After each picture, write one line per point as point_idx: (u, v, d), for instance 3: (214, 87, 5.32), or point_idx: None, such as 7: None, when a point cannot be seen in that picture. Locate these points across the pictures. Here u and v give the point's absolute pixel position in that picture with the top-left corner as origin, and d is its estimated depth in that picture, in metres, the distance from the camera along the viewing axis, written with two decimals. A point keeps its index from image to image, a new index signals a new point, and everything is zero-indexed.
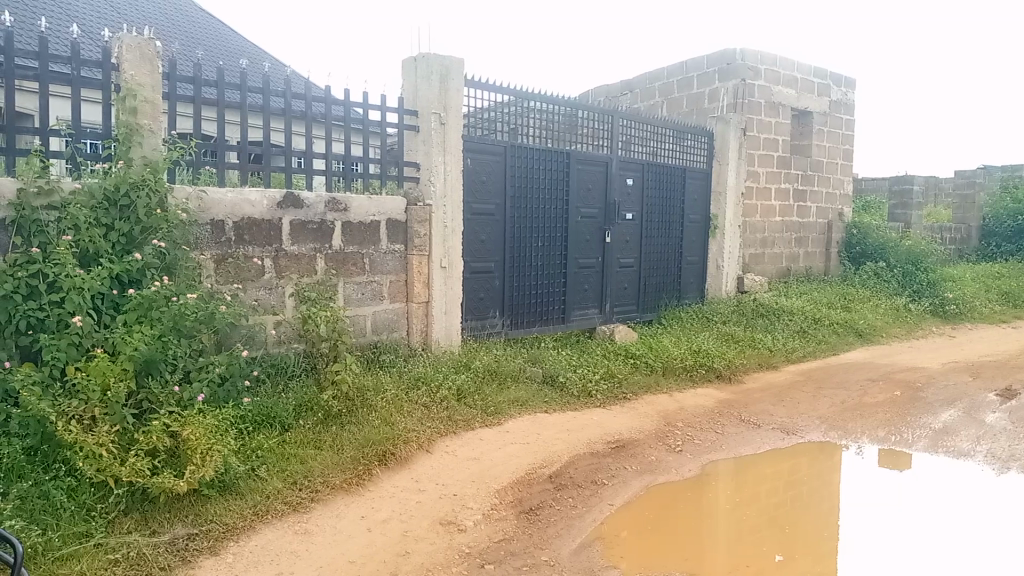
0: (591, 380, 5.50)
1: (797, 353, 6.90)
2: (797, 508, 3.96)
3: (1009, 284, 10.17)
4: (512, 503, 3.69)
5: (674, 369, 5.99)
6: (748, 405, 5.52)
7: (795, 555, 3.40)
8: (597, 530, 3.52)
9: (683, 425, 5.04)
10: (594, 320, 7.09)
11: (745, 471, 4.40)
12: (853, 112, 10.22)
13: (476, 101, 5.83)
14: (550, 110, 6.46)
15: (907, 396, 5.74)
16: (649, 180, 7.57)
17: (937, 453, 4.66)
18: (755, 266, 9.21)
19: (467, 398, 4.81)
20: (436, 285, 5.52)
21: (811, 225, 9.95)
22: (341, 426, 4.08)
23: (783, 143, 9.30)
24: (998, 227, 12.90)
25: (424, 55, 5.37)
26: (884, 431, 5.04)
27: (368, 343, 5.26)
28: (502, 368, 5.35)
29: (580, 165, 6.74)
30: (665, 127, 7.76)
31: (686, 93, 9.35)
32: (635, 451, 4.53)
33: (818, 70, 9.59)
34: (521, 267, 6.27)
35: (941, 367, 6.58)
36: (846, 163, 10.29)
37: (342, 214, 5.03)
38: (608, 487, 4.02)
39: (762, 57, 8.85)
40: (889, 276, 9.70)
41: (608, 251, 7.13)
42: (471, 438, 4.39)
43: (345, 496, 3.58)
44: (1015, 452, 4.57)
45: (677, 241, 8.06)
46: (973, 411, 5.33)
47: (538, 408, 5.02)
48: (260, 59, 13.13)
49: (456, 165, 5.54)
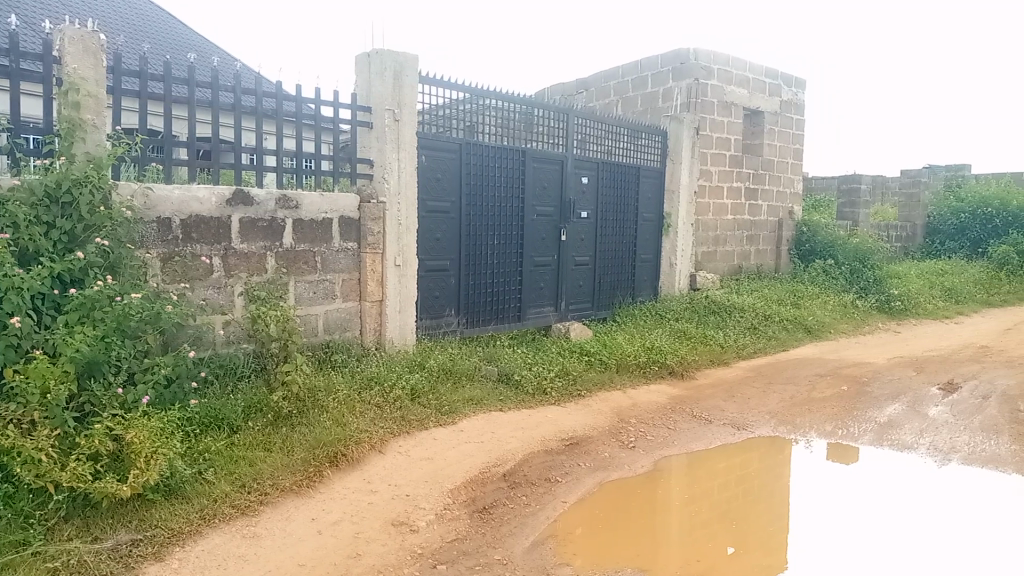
0: (546, 378, 5.50)
1: (748, 349, 7.01)
2: (748, 503, 4.02)
3: (952, 281, 10.46)
4: (466, 502, 3.67)
5: (627, 366, 6.03)
6: (699, 401, 5.58)
7: (747, 548, 3.46)
8: (550, 528, 3.53)
9: (636, 421, 5.08)
10: (550, 318, 7.10)
11: (697, 466, 4.45)
12: (802, 112, 10.40)
13: (431, 98, 5.79)
14: (505, 108, 6.45)
15: (854, 390, 5.87)
16: (604, 179, 7.62)
17: (882, 446, 4.77)
18: (707, 263, 9.33)
19: (421, 398, 4.78)
20: (390, 284, 5.47)
21: (762, 223, 10.11)
22: (291, 427, 4.02)
23: (735, 142, 9.43)
24: (942, 225, 13.28)
25: (378, 51, 5.31)
26: (831, 426, 5.15)
27: (319, 344, 5.19)
28: (457, 367, 5.32)
29: (535, 163, 6.75)
30: (620, 126, 7.81)
31: (640, 92, 9.42)
32: (589, 448, 4.55)
33: (769, 71, 9.74)
34: (476, 265, 6.25)
35: (887, 362, 6.74)
36: (796, 162, 10.47)
37: (292, 211, 4.96)
38: (561, 484, 4.03)
39: (715, 57, 8.96)
40: (838, 273, 9.91)
41: (564, 249, 7.15)
42: (424, 438, 4.36)
43: (295, 498, 3.53)
44: (956, 445, 4.70)
45: (632, 239, 8.11)
46: (917, 405, 5.47)
47: (492, 406, 5.02)
48: (209, 54, 12.87)
49: (410, 162, 5.50)
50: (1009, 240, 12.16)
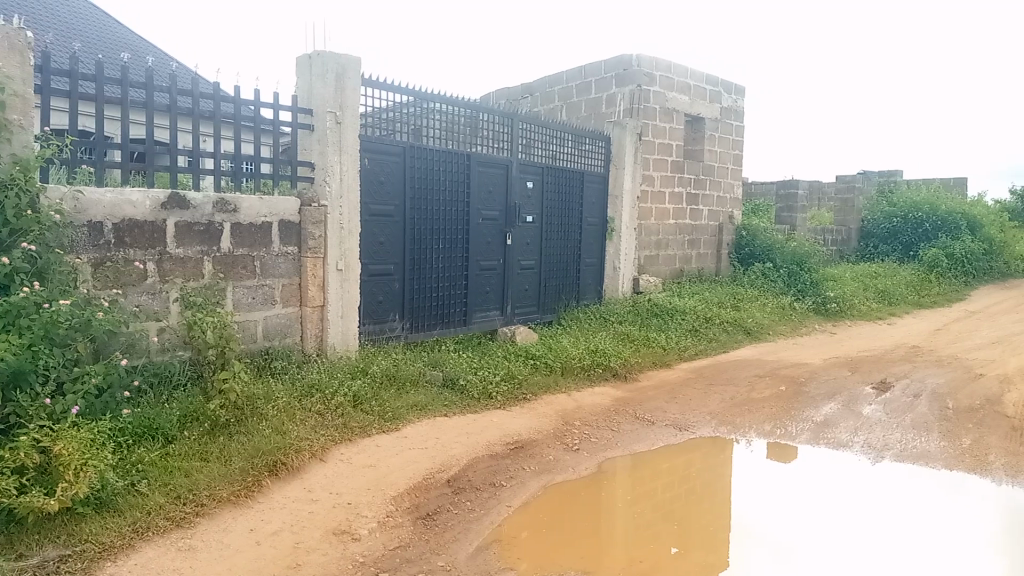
0: (491, 382, 5.48)
1: (689, 351, 7.12)
2: (691, 503, 4.08)
3: (884, 283, 10.80)
4: (409, 509, 3.64)
5: (572, 369, 6.06)
6: (642, 403, 5.64)
7: (690, 547, 3.52)
8: (495, 533, 3.52)
9: (580, 423, 5.11)
10: (495, 322, 7.08)
11: (641, 468, 4.49)
12: (741, 118, 10.62)
13: (375, 101, 5.74)
14: (449, 111, 6.43)
15: (791, 390, 6.01)
16: (549, 183, 7.64)
17: (819, 445, 4.89)
18: (650, 267, 9.46)
19: (363, 404, 4.71)
20: (331, 288, 5.39)
21: (703, 227, 10.27)
22: (228, 436, 3.93)
23: (677, 148, 9.58)
24: (876, 229, 13.70)
25: (319, 53, 5.23)
26: (770, 425, 5.26)
27: (258, 350, 5.09)
28: (400, 372, 5.27)
29: (480, 167, 6.74)
30: (564, 131, 7.86)
31: (584, 98, 9.50)
32: (533, 451, 4.55)
33: (709, 78, 9.92)
34: (420, 270, 6.21)
35: (823, 362, 6.92)
36: (735, 167, 10.69)
37: (230, 215, 4.86)
38: (506, 488, 4.02)
39: (657, 64, 9.09)
40: (776, 276, 10.14)
41: (509, 253, 7.15)
42: (367, 445, 4.31)
43: (233, 509, 3.45)
44: (888, 443, 4.85)
45: (576, 242, 8.15)
46: (851, 404, 5.63)
47: (437, 412, 4.98)
48: (144, 53, 12.57)
49: (353, 165, 5.43)
50: (937, 243, 12.60)
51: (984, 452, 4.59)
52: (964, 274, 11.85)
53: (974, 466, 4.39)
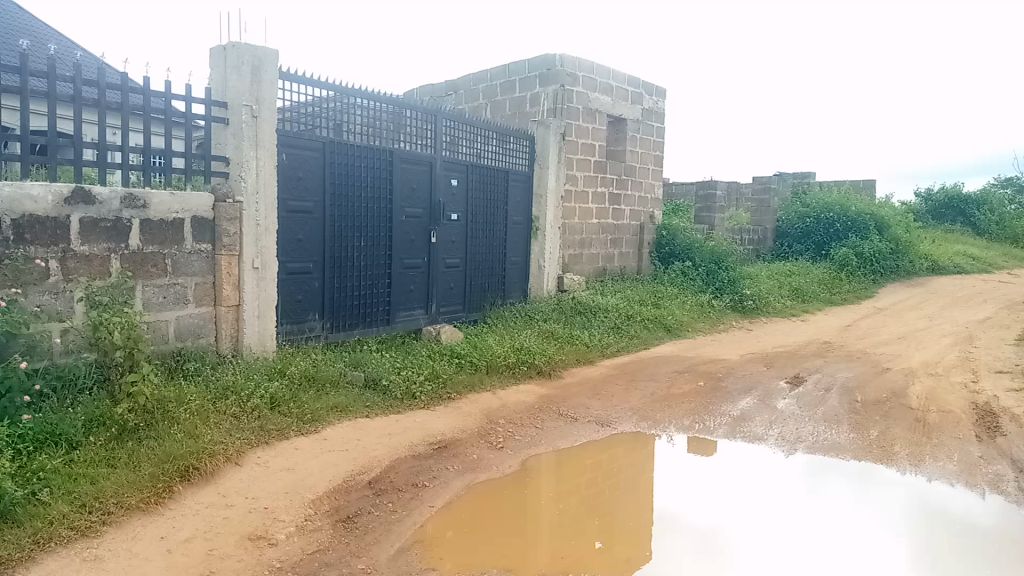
0: (414, 382, 5.43)
1: (612, 348, 7.22)
2: (614, 498, 4.12)
3: (798, 281, 11.17)
4: (328, 512, 3.56)
5: (497, 367, 6.05)
6: (566, 400, 5.68)
7: (614, 542, 3.56)
8: (417, 533, 3.48)
9: (504, 421, 5.11)
10: (419, 321, 7.02)
11: (565, 464, 4.52)
12: (662, 120, 10.82)
13: (294, 95, 5.60)
14: (372, 107, 6.34)
15: (710, 386, 6.16)
16: (473, 181, 7.62)
17: (736, 438, 5.01)
18: (574, 266, 9.54)
19: (281, 406, 4.60)
20: (248, 287, 5.24)
21: (625, 227, 10.42)
22: (138, 441, 3.78)
23: (600, 148, 9.69)
24: (790, 229, 14.17)
25: (234, 44, 5.08)
26: (689, 420, 5.37)
27: (169, 352, 4.90)
28: (320, 374, 5.16)
29: (403, 164, 6.66)
30: (488, 130, 7.85)
31: (508, 96, 9.52)
32: (457, 450, 4.52)
33: (631, 80, 10.07)
34: (342, 268, 6.10)
35: (740, 358, 7.12)
36: (656, 168, 10.89)
37: (140, 211, 4.67)
38: (428, 489, 3.98)
39: (580, 64, 9.17)
40: (695, 274, 10.38)
41: (433, 252, 7.10)
42: (285, 449, 4.20)
43: (142, 517, 3.31)
44: (800, 435, 5.02)
45: (501, 241, 8.15)
46: (766, 398, 5.80)
47: (358, 413, 4.90)
48: (46, 41, 11.98)
49: (270, 160, 5.29)
50: (847, 242, 13.12)
51: (889, 442, 4.80)
52: (872, 272, 12.38)
53: (880, 456, 4.58)
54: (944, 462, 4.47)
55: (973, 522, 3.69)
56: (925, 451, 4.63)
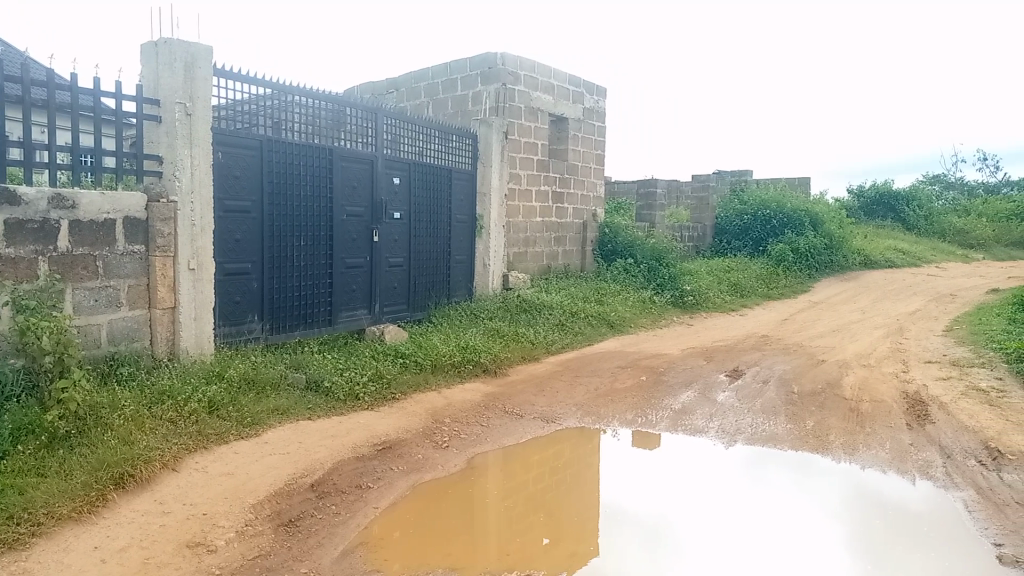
0: (358, 382, 5.37)
1: (556, 345, 7.26)
2: (561, 493, 4.16)
3: (736, 277, 11.41)
4: (270, 517, 3.50)
5: (442, 366, 6.03)
6: (511, 397, 5.70)
7: (561, 537, 3.59)
8: (361, 535, 3.45)
9: (450, 420, 5.10)
10: (362, 321, 6.95)
11: (511, 461, 4.53)
12: (603, 119, 10.93)
13: (230, 92, 5.49)
14: (311, 105, 6.26)
15: (652, 380, 6.25)
16: (416, 179, 7.58)
17: (678, 431, 5.10)
18: (518, 264, 9.57)
19: (220, 410, 4.51)
20: (183, 289, 5.12)
21: (568, 225, 10.49)
22: (69, 449, 3.67)
23: (542, 147, 9.74)
24: (728, 226, 14.45)
25: (166, 41, 4.96)
26: (632, 414, 5.44)
27: (102, 356, 4.76)
28: (260, 376, 5.07)
29: (343, 163, 6.59)
30: (430, 128, 7.81)
31: (450, 95, 9.50)
32: (402, 451, 4.50)
33: (572, 79, 10.14)
34: (281, 268, 6.00)
35: (681, 353, 7.24)
36: (598, 167, 10.99)
37: (68, 211, 4.53)
38: (373, 490, 3.95)
39: (521, 63, 9.20)
40: (637, 271, 10.50)
41: (376, 251, 7.03)
42: (225, 453, 4.12)
43: (74, 527, 3.21)
44: (740, 427, 5.13)
45: (445, 240, 8.11)
46: (707, 391, 5.91)
47: (300, 415, 4.83)
48: None
49: (205, 158, 5.18)
50: (784, 239, 13.45)
51: (825, 432, 4.94)
52: (807, 267, 12.72)
53: (816, 446, 4.71)
54: (876, 449, 4.62)
55: (904, 507, 3.83)
56: (858, 440, 4.78)
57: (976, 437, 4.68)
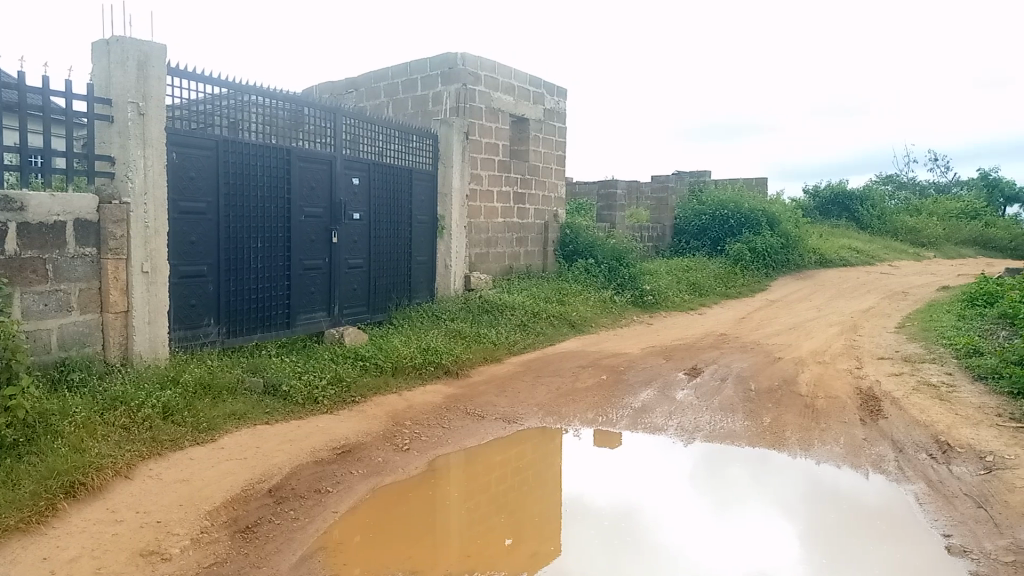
0: (316, 386, 5.32)
1: (518, 346, 7.28)
2: (524, 493, 4.17)
3: (695, 276, 11.54)
4: (226, 523, 3.45)
5: (403, 368, 6.00)
6: (472, 398, 5.69)
7: (524, 537, 3.61)
8: (320, 540, 3.42)
9: (410, 423, 5.07)
10: (321, 324, 6.88)
11: (473, 463, 4.53)
12: (563, 120, 10.97)
13: (185, 92, 5.40)
14: (269, 105, 6.19)
15: (612, 379, 6.29)
16: (376, 180, 7.53)
17: (638, 430, 5.14)
18: (480, 264, 9.56)
19: (175, 416, 4.43)
20: (137, 292, 5.02)
21: (530, 225, 10.51)
22: (17, 458, 3.58)
23: (503, 148, 9.75)
24: (687, 226, 14.61)
25: (118, 39, 4.86)
26: (593, 413, 5.48)
27: (52, 362, 4.64)
28: (217, 381, 4.99)
29: (301, 163, 6.52)
30: (390, 128, 7.77)
31: (410, 95, 9.46)
32: (361, 454, 4.47)
33: (533, 80, 10.17)
34: (238, 271, 5.92)
35: (641, 352, 7.30)
36: (559, 167, 11.03)
37: (16, 214, 4.41)
38: (331, 494, 3.91)
39: (482, 64, 9.20)
40: (598, 271, 10.57)
41: (335, 252, 6.97)
42: (180, 459, 4.06)
43: (22, 537, 3.14)
44: (698, 424, 5.19)
45: (406, 241, 8.07)
46: (666, 390, 5.98)
47: (257, 420, 4.77)
48: None
49: (158, 159, 5.08)
50: (741, 238, 13.64)
51: (781, 428, 5.02)
52: (764, 267, 12.92)
53: (773, 442, 4.79)
54: (830, 445, 4.71)
55: (858, 500, 3.92)
56: (814, 436, 4.87)
57: (926, 431, 4.80)
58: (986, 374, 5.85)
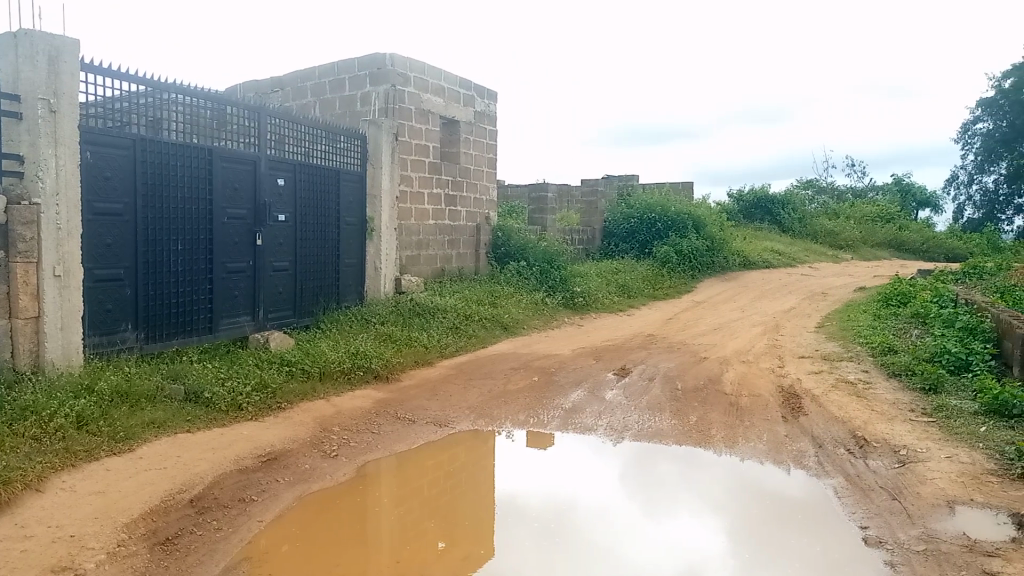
0: (241, 393, 5.19)
1: (450, 349, 7.25)
2: (455, 496, 4.16)
3: (625, 278, 11.71)
4: (145, 536, 3.33)
5: (331, 373, 5.91)
6: (403, 402, 5.64)
7: (456, 540, 3.60)
8: (245, 550, 3.34)
9: (339, 429, 5.00)
10: (245, 328, 6.71)
11: (404, 467, 4.49)
12: (494, 123, 11.00)
13: (100, 89, 5.21)
14: (190, 103, 6.01)
15: (543, 381, 6.32)
16: (302, 181, 7.40)
17: (569, 430, 5.18)
18: (410, 267, 9.49)
19: (90, 425, 4.26)
20: (48, 297, 4.81)
21: (461, 228, 10.48)
22: None
23: (433, 150, 9.71)
24: (617, 228, 14.82)
25: (28, 32, 4.65)
26: (524, 415, 5.50)
27: None
28: (135, 388, 4.82)
29: (224, 163, 6.36)
30: (317, 129, 7.64)
31: (338, 95, 9.33)
32: (288, 461, 4.38)
33: (463, 82, 10.16)
34: (157, 274, 5.73)
35: (572, 353, 7.37)
36: (490, 170, 11.04)
37: None
38: (256, 503, 3.82)
39: (411, 65, 9.14)
40: (530, 274, 10.62)
41: (259, 254, 6.82)
42: (95, 470, 3.90)
43: None
44: (627, 424, 5.27)
45: (334, 243, 7.95)
46: (597, 390, 6.04)
47: (178, 428, 4.62)
48: None
49: (71, 158, 4.89)
50: (669, 241, 13.91)
51: (707, 426, 5.13)
52: (691, 269, 13.21)
53: (699, 440, 4.89)
54: (754, 442, 4.84)
55: (780, 495, 4.04)
56: (738, 433, 5.00)
57: (844, 427, 4.98)
58: (900, 370, 6.14)
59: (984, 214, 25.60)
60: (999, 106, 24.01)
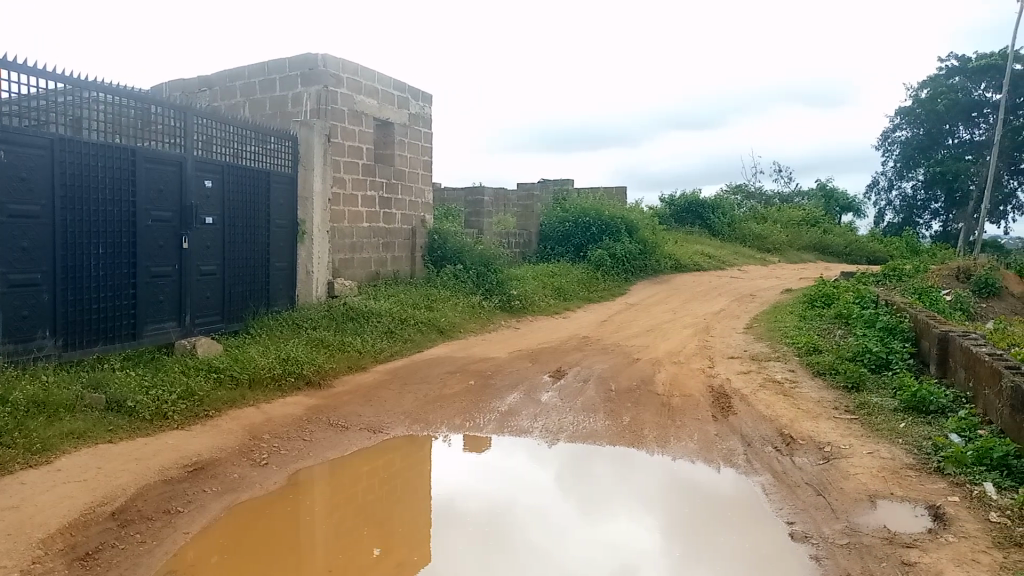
0: (166, 401, 5.04)
1: (384, 353, 7.18)
2: (390, 502, 4.13)
3: (560, 281, 11.81)
4: (63, 551, 3.20)
5: (261, 380, 5.79)
6: (336, 409, 5.56)
7: (392, 547, 3.57)
8: (171, 562, 3.24)
9: (269, 436, 4.89)
10: (171, 334, 6.51)
11: (337, 474, 4.42)
12: (428, 125, 10.95)
13: (17, 86, 5.00)
14: (113, 102, 5.82)
15: (479, 384, 6.32)
16: (231, 182, 7.23)
17: (504, 433, 5.19)
18: (344, 270, 9.36)
19: (3, 437, 4.08)
20: None
21: (397, 231, 10.39)
22: None
23: (367, 151, 9.61)
24: (552, 231, 14.95)
25: None
26: (459, 419, 5.48)
27: None
28: (53, 398, 4.63)
29: (148, 164, 6.17)
30: (246, 129, 7.48)
31: (268, 95, 9.16)
32: (216, 471, 4.26)
33: (397, 84, 10.09)
34: (76, 278, 5.52)
35: (508, 356, 7.38)
36: (425, 173, 10.98)
37: None
38: (183, 514, 3.71)
39: (343, 66, 9.04)
40: (466, 277, 10.60)
41: (186, 258, 6.63)
42: (9, 484, 3.73)
43: None
44: (562, 426, 5.30)
45: (263, 247, 7.78)
46: (532, 393, 6.07)
47: (99, 439, 4.46)
48: None
49: None
50: (603, 244, 14.09)
51: (640, 427, 5.21)
52: (624, 272, 13.40)
53: (632, 440, 4.96)
54: (686, 441, 4.93)
55: (711, 493, 4.12)
56: (670, 433, 5.08)
57: (772, 425, 5.12)
58: (824, 369, 6.34)
59: (903, 219, 26.68)
60: (916, 116, 25.06)
